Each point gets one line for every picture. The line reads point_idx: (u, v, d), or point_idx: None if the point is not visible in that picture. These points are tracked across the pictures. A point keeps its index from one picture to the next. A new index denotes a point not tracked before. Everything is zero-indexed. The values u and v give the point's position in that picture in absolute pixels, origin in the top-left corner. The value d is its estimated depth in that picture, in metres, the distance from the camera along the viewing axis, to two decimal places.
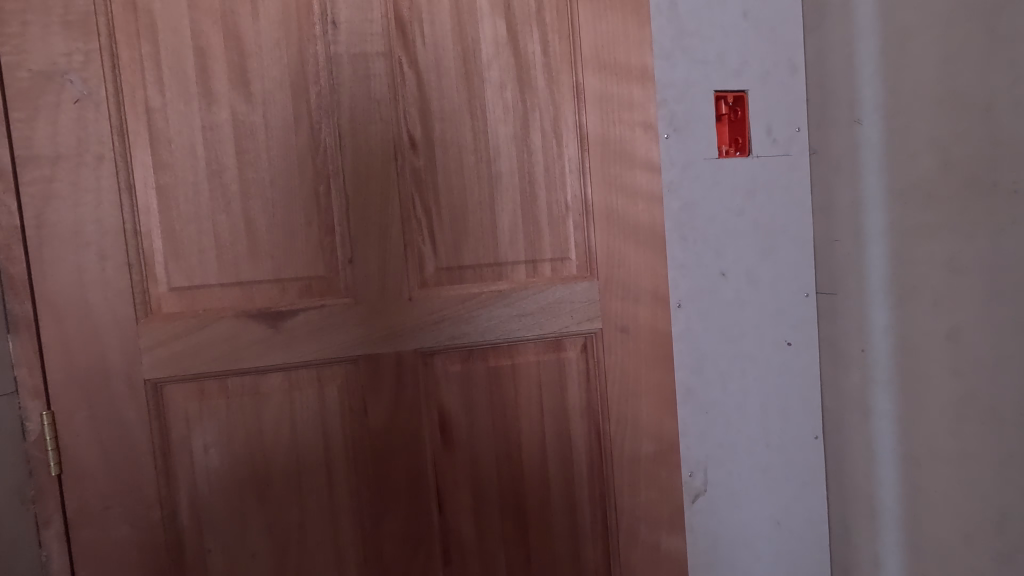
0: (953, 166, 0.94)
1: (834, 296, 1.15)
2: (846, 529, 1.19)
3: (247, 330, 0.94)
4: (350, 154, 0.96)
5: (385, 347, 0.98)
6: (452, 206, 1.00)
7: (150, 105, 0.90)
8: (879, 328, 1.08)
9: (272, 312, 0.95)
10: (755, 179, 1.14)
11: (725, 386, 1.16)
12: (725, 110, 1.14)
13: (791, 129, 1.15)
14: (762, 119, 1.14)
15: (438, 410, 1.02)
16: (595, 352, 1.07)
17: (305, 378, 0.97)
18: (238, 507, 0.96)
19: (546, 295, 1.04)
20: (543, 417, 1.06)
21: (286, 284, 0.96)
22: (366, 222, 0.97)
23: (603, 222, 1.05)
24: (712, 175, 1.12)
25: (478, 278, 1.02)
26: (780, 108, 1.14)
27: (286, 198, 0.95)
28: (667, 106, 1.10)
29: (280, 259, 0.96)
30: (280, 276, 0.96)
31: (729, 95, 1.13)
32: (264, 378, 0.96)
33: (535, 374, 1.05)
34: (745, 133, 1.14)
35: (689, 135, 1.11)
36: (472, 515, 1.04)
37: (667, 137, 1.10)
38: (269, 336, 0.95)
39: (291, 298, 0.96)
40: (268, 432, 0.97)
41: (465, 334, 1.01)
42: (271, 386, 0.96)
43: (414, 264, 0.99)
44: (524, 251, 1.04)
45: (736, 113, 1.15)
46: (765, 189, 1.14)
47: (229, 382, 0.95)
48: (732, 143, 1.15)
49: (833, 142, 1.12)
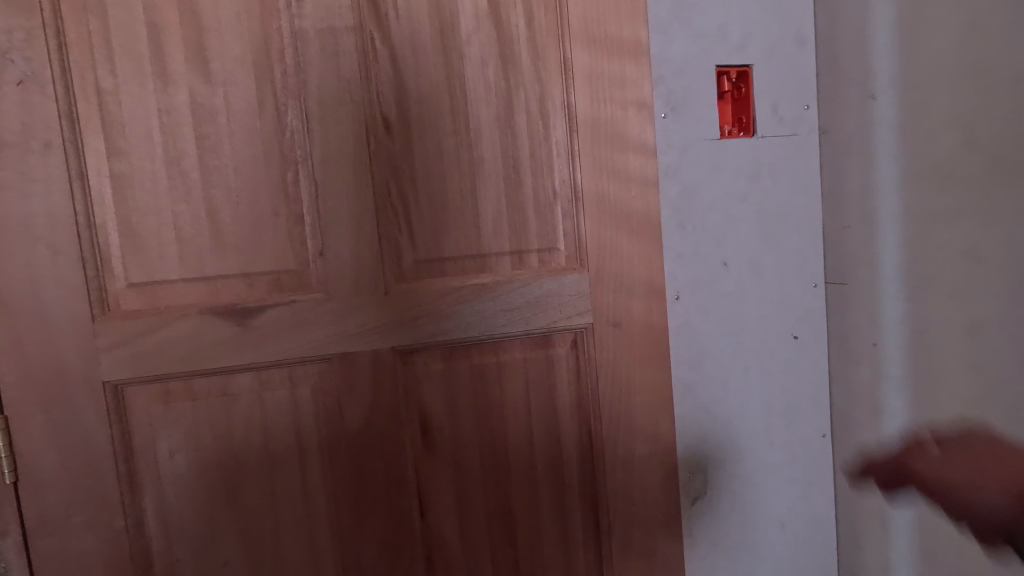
0: (976, 144, 0.86)
1: (844, 287, 1.07)
2: (856, 533, 1.11)
3: (211, 329, 0.88)
4: (319, 139, 0.89)
5: (360, 346, 0.92)
6: (431, 193, 0.93)
7: (101, 87, 0.84)
8: (891, 322, 1.01)
9: (237, 309, 0.89)
10: (760, 162, 1.06)
11: (728, 384, 1.07)
12: (728, 86, 1.05)
13: (799, 108, 1.06)
14: (767, 97, 1.05)
15: (419, 412, 0.96)
16: (586, 348, 1.00)
17: (276, 379, 0.91)
18: (208, 514, 0.92)
19: (533, 289, 0.97)
20: (531, 417, 1.00)
21: (253, 279, 0.90)
22: (337, 211, 0.90)
23: (593, 210, 0.98)
24: (713, 158, 1.03)
25: (460, 271, 0.96)
26: (788, 84, 1.05)
27: (251, 187, 0.89)
28: (665, 83, 1.00)
29: (245, 252, 0.89)
30: (246, 270, 0.89)
31: (732, 69, 1.04)
32: (233, 379, 0.90)
33: (522, 373, 0.99)
34: (749, 111, 1.05)
35: (690, 115, 1.02)
36: (456, 520, 0.99)
37: (664, 117, 1.00)
38: (235, 335, 0.89)
39: (259, 294, 0.90)
40: (237, 436, 0.91)
41: (447, 331, 0.95)
42: (240, 387, 0.91)
43: (391, 257, 0.93)
44: (510, 242, 0.97)
45: (739, 90, 1.06)
46: (770, 172, 1.06)
47: (195, 383, 0.90)
48: (736, 123, 1.06)
49: (843, 121, 1.03)
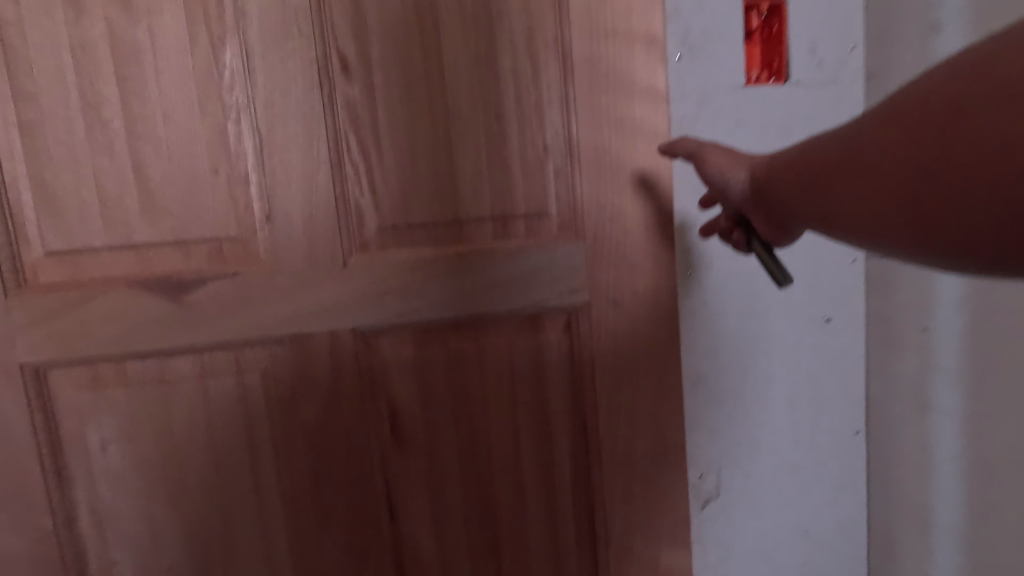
0: None
1: (888, 261, 0.90)
2: (890, 543, 0.98)
3: (142, 305, 0.76)
4: (263, 81, 0.75)
5: (316, 326, 0.79)
6: (397, 147, 0.79)
7: (3, 18, 0.71)
8: (947, 303, 0.86)
9: (172, 282, 0.76)
10: (794, 115, 0.88)
11: (748, 374, 0.92)
12: (756, 23, 0.87)
13: (844, 48, 0.88)
14: (805, 36, 0.87)
15: (386, 402, 0.83)
16: (581, 331, 0.86)
17: (221, 362, 0.79)
18: (147, 512, 0.81)
19: (519, 261, 0.83)
20: (517, 410, 0.86)
21: (190, 247, 0.77)
22: (286, 167, 0.77)
23: (591, 168, 0.82)
24: (736, 109, 0.87)
25: (433, 240, 0.82)
26: (831, 19, 0.87)
27: (185, 139, 0.75)
28: (680, 18, 0.84)
29: (180, 216, 0.76)
30: (181, 237, 0.77)
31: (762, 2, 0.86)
32: (171, 363, 0.79)
33: (506, 359, 0.85)
34: (781, 54, 0.88)
35: (711, 57, 0.85)
36: (431, 525, 0.87)
37: (678, 60, 0.84)
38: (170, 312, 0.77)
39: (198, 265, 0.78)
40: (177, 428, 0.80)
41: (418, 310, 0.82)
42: (179, 372, 0.79)
43: (351, 222, 0.79)
44: (491, 206, 0.82)
45: (770, 28, 0.88)
46: (805, 126, 0.89)
47: (128, 366, 0.78)
48: (765, 68, 0.89)
49: (897, 64, 0.87)
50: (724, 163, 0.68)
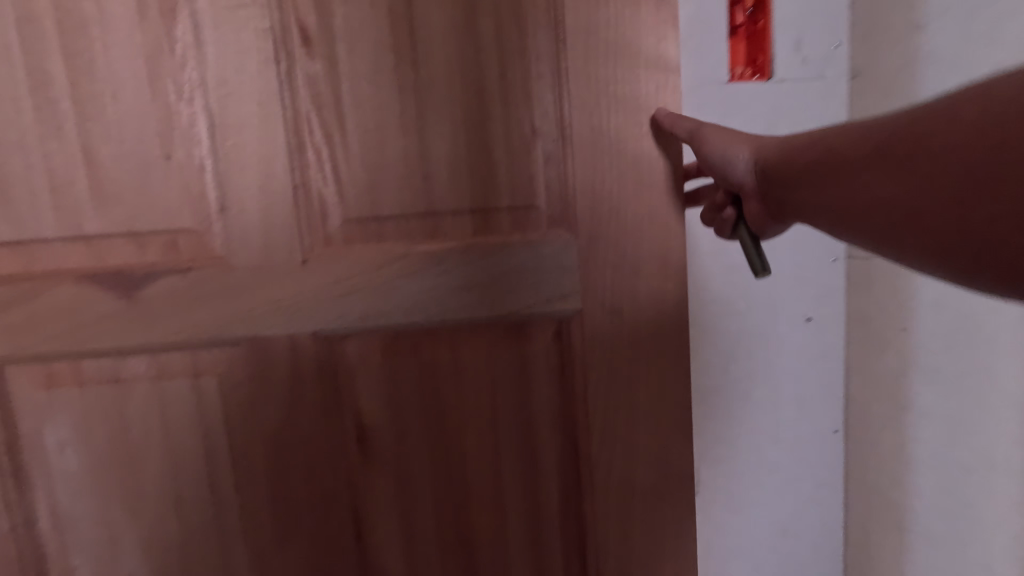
0: None
1: (871, 257, 0.85)
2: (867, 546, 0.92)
3: (94, 300, 0.71)
4: (214, 55, 0.67)
5: (273, 328, 0.72)
6: (364, 130, 0.70)
7: None
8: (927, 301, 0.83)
9: (124, 277, 0.71)
10: (773, 112, 0.82)
11: (728, 376, 0.86)
12: (741, 18, 0.80)
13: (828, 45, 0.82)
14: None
15: (354, 413, 0.76)
16: (572, 343, 0.75)
17: (178, 364, 0.74)
18: (104, 519, 0.76)
19: (501, 261, 0.72)
20: (497, 429, 0.76)
21: (144, 239, 0.71)
22: (241, 152, 0.69)
23: (586, 152, 0.71)
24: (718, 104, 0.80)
25: (404, 235, 0.72)
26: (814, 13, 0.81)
27: (135, 121, 0.69)
28: None
29: (133, 206, 0.71)
30: (135, 229, 0.71)
31: None
32: (127, 363, 0.74)
33: (486, 371, 0.75)
34: (766, 50, 0.81)
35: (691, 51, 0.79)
36: (400, 549, 0.79)
37: None
38: (122, 309, 0.71)
39: (152, 259, 0.72)
40: (135, 431, 0.75)
41: (386, 313, 0.73)
42: (135, 373, 0.74)
43: (314, 214, 0.71)
44: (471, 197, 0.72)
45: (754, 22, 0.81)
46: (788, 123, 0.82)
47: (84, 365, 0.74)
48: (749, 65, 0.82)
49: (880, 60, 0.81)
50: (729, 138, 0.67)
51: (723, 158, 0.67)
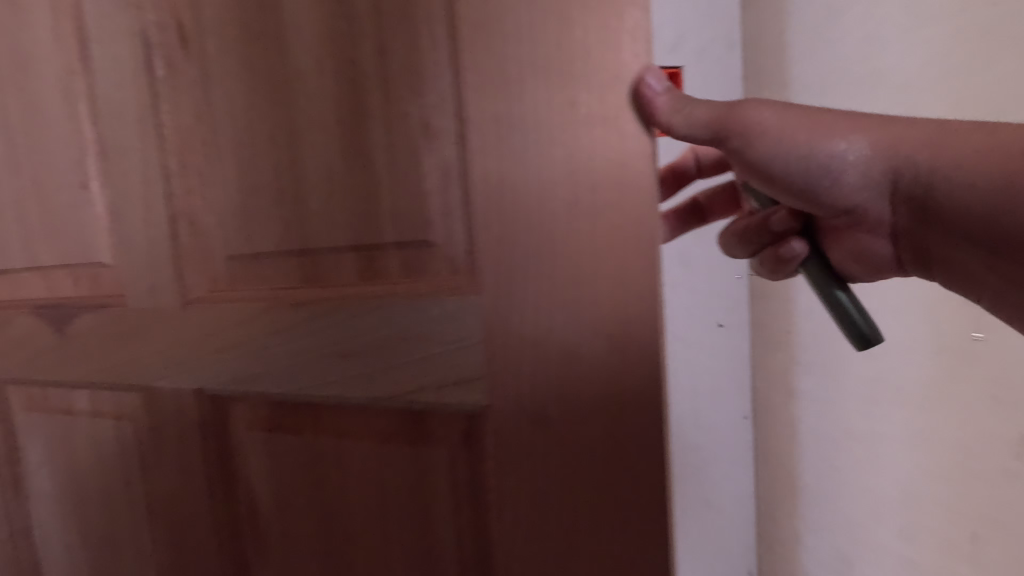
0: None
1: None
2: None
3: (42, 333, 0.70)
4: (101, 70, 0.60)
5: (164, 379, 0.62)
6: (237, 143, 0.55)
7: None
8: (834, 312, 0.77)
9: (60, 311, 0.69)
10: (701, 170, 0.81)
11: (688, 386, 0.88)
12: None
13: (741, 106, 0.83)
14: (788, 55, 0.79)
15: (244, 490, 0.62)
16: (481, 451, 0.49)
17: (104, 405, 0.69)
18: (67, 544, 0.77)
19: (386, 323, 0.50)
20: (390, 551, 0.54)
21: (75, 272, 0.68)
22: (127, 178, 0.60)
23: (494, 157, 0.43)
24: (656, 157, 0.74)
25: (282, 280, 0.55)
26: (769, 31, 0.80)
27: (59, 150, 0.66)
28: None
29: (66, 238, 0.68)
30: (68, 261, 0.68)
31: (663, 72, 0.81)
32: (74, 397, 0.72)
33: (375, 471, 0.53)
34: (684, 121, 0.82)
35: None
36: None
37: None
38: (60, 343, 0.70)
39: (82, 293, 0.68)
40: (82, 465, 0.73)
41: (261, 378, 0.56)
42: (79, 407, 0.72)
43: (199, 249, 0.59)
44: (349, 231, 0.51)
45: None
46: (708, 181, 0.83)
47: (50, 393, 0.74)
48: None
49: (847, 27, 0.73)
50: (851, 124, 0.52)
51: (823, 147, 0.51)
